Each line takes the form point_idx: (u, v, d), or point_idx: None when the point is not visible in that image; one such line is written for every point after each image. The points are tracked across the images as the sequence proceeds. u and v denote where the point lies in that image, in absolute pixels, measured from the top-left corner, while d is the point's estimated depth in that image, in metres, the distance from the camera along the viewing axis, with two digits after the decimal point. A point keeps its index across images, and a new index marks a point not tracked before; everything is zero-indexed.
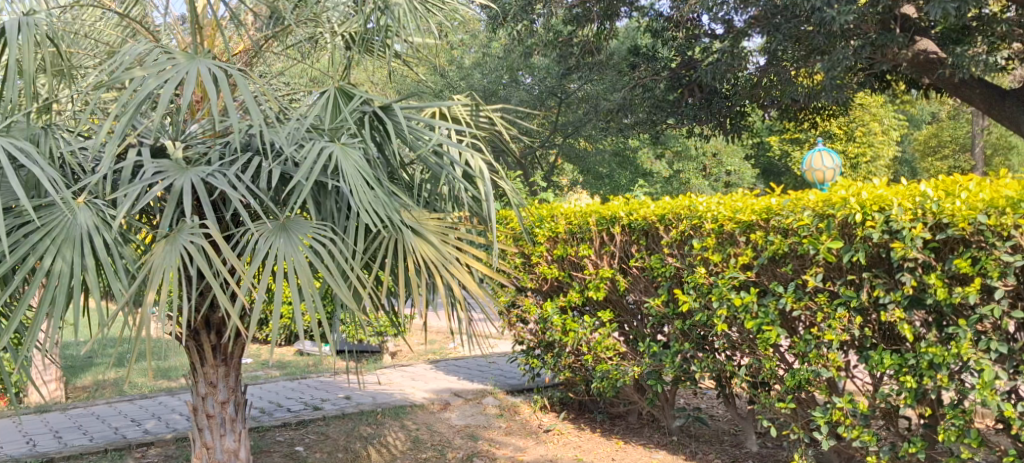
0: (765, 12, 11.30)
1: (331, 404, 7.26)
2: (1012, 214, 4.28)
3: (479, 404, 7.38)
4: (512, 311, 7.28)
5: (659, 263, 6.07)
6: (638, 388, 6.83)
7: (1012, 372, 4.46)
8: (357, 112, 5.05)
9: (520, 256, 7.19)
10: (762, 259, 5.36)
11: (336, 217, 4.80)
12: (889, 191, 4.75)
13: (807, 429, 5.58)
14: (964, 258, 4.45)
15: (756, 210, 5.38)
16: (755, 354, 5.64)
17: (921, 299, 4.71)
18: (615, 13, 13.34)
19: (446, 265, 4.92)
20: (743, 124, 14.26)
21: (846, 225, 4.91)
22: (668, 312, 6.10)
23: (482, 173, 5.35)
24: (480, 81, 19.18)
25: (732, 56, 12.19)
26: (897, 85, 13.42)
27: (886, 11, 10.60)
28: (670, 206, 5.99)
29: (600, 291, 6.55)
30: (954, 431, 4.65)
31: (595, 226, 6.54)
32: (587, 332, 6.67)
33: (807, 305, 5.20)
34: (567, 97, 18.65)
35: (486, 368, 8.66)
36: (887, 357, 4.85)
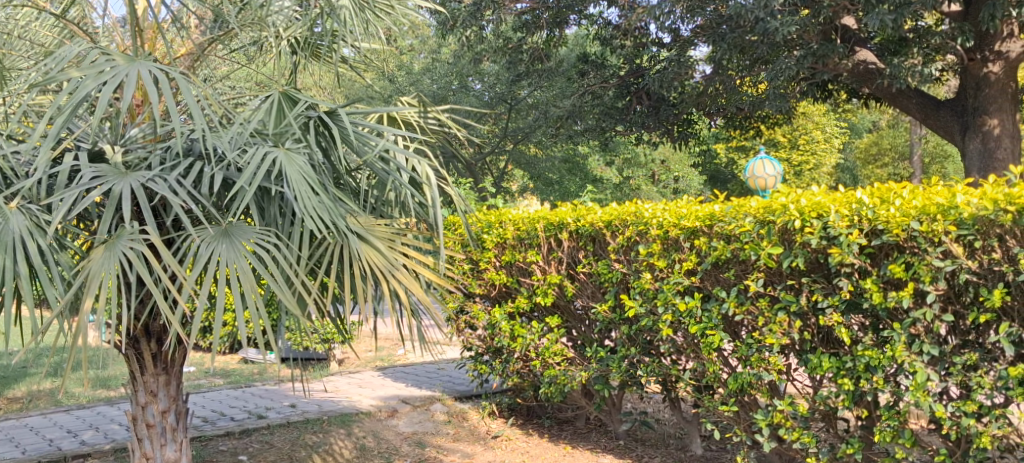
0: (711, 22, 11.65)
1: (275, 412, 7.21)
2: (942, 220, 4.39)
3: (426, 411, 7.38)
4: (460, 317, 7.29)
5: (606, 268, 6.12)
6: (586, 392, 6.89)
7: (944, 374, 4.58)
8: (302, 117, 5.04)
9: (469, 262, 7.19)
10: (706, 264, 5.44)
11: (280, 223, 4.78)
12: (827, 198, 4.86)
13: (750, 432, 5.67)
14: (898, 264, 4.56)
15: (699, 216, 5.47)
16: (699, 358, 5.72)
17: (858, 303, 4.81)
18: (563, 20, 13.44)
19: (392, 271, 4.93)
20: (690, 131, 14.45)
21: (786, 232, 5.02)
22: (615, 317, 6.15)
23: (429, 179, 5.35)
24: (429, 87, 19.18)
25: (679, 64, 12.39)
26: (838, 94, 13.69)
27: (826, 22, 10.82)
28: (617, 213, 6.05)
29: (548, 296, 6.59)
30: (889, 432, 4.77)
31: (543, 232, 6.58)
32: (534, 337, 6.70)
33: (748, 309, 5.29)
34: (516, 103, 18.75)
35: (434, 375, 8.66)
36: (825, 361, 4.95)
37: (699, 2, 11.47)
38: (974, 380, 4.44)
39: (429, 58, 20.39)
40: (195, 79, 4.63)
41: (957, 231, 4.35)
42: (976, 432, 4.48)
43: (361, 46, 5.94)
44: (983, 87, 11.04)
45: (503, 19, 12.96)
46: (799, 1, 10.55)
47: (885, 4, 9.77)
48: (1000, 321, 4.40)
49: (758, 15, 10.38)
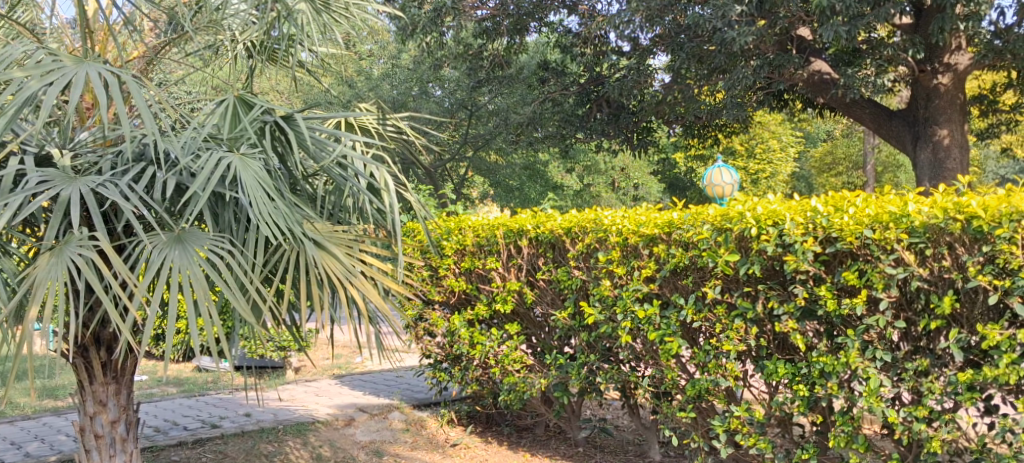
0: (668, 31, 11.81)
1: (229, 421, 7.13)
2: (894, 228, 4.44)
3: (384, 419, 7.33)
4: (419, 325, 7.25)
5: (566, 276, 6.12)
6: (545, 400, 6.88)
7: (896, 379, 4.63)
8: (258, 122, 4.99)
9: (428, 268, 7.16)
10: (664, 272, 5.46)
11: (235, 229, 4.72)
12: (783, 206, 4.91)
13: (708, 438, 5.70)
14: (852, 271, 4.62)
15: (658, 223, 5.50)
16: (657, 365, 5.74)
17: (812, 310, 4.86)
18: (524, 27, 13.45)
19: (350, 278, 4.89)
20: (649, 139, 14.54)
21: (743, 239, 5.06)
22: (574, 324, 6.15)
23: (388, 185, 5.32)
24: (389, 92, 19.12)
25: (638, 72, 12.70)
26: (794, 103, 13.87)
27: (783, 33, 11.01)
28: (576, 220, 6.07)
29: (507, 304, 6.58)
30: (844, 437, 4.83)
31: (502, 239, 6.57)
32: (494, 344, 6.69)
33: (706, 316, 5.32)
34: (477, 110, 18.76)
35: (393, 382, 8.62)
36: (781, 367, 5.00)
37: (658, 11, 11.49)
38: (925, 386, 4.50)
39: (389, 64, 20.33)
40: (147, 83, 4.57)
41: (908, 239, 4.41)
42: (927, 437, 4.54)
43: (318, 50, 5.91)
44: (933, 98, 11.31)
45: (464, 25, 12.97)
46: (756, 12, 10.69)
47: (839, 16, 9.96)
48: (950, 327, 4.46)
49: (716, 25, 10.62)
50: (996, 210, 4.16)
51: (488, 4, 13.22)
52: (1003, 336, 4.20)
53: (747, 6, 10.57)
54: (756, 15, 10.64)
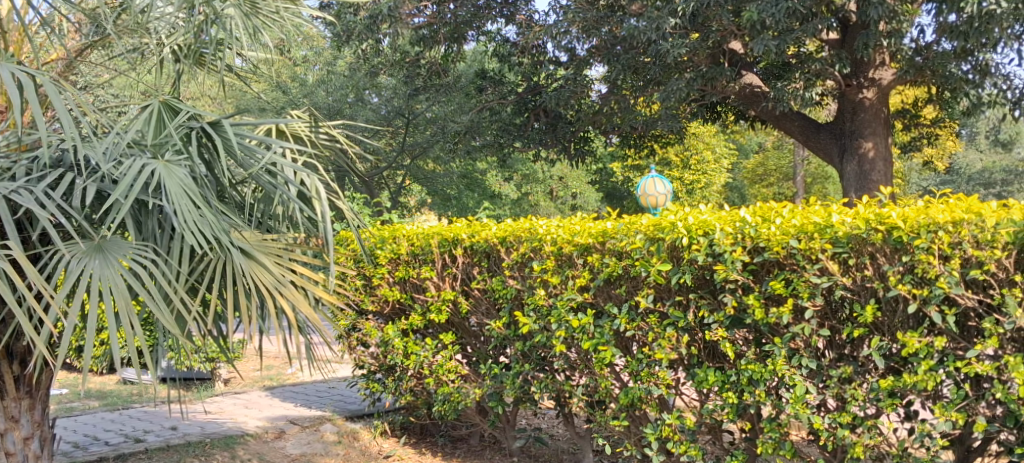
0: (605, 43, 11.97)
1: (154, 435, 6.98)
2: (819, 239, 4.53)
3: (316, 432, 7.24)
4: (352, 335, 7.17)
5: (501, 285, 6.12)
6: (480, 410, 6.85)
7: (821, 387, 4.72)
8: (184, 128, 4.92)
9: (362, 278, 7.09)
10: (598, 281, 5.48)
11: (158, 237, 4.65)
12: (712, 217, 4.98)
13: (640, 446, 5.73)
14: (779, 280, 4.69)
15: (592, 233, 5.53)
16: (591, 374, 5.75)
17: (741, 319, 4.92)
18: (461, 36, 13.44)
19: (279, 288, 4.84)
20: (585, 149, 14.64)
21: (674, 249, 5.11)
22: (509, 333, 6.13)
23: (319, 193, 5.28)
24: (324, 99, 19.03)
25: (575, 83, 12.77)
26: (727, 115, 14.10)
27: (715, 45, 11.22)
28: (511, 229, 6.07)
29: (442, 314, 6.54)
30: (771, 444, 4.89)
31: (437, 248, 6.55)
32: (428, 354, 6.64)
33: (639, 325, 5.34)
34: (415, 118, 18.76)
35: (325, 394, 8.52)
36: (711, 374, 5.05)
37: (594, 23, 11.82)
38: (849, 393, 4.58)
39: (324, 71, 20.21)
40: (66, 86, 4.47)
41: (832, 249, 4.50)
42: (850, 442, 4.62)
43: (248, 55, 5.87)
44: (859, 111, 11.63)
45: (400, 32, 12.80)
46: (689, 25, 10.91)
47: (770, 30, 10.17)
48: (873, 335, 4.55)
49: (650, 37, 10.76)
50: (915, 221, 4.27)
51: (425, 12, 13.19)
52: (921, 344, 4.32)
53: (680, 18, 10.76)
54: (689, 28, 10.89)
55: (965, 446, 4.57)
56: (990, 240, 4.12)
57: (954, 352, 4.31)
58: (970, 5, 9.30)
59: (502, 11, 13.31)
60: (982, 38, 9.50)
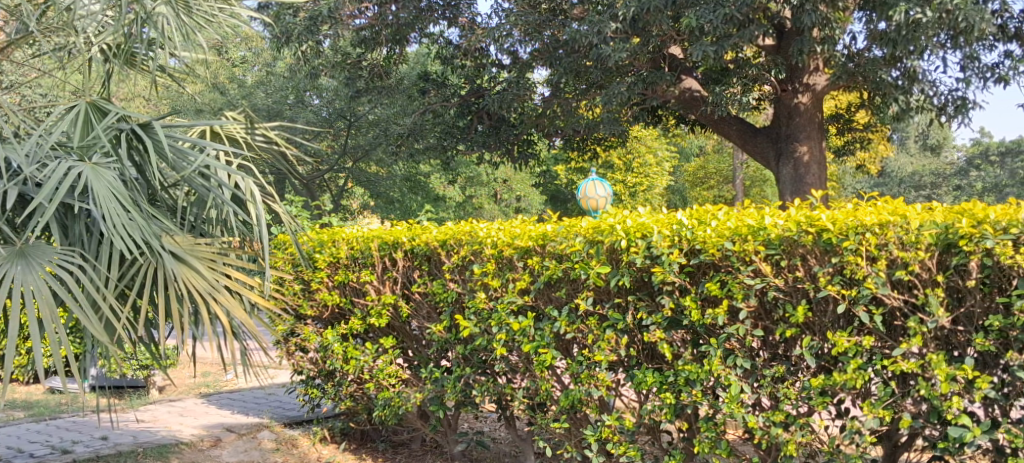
0: (547, 46, 12.02)
1: (83, 446, 6.83)
2: (752, 241, 4.60)
3: (253, 439, 7.14)
4: (290, 340, 7.07)
5: (442, 288, 6.07)
6: (421, 414, 6.81)
7: (756, 386, 4.77)
8: (113, 130, 4.85)
9: (300, 282, 6.98)
10: (539, 284, 5.47)
11: (86, 242, 4.56)
12: (651, 220, 5.03)
13: (581, 448, 5.73)
14: (714, 282, 4.75)
15: (532, 236, 5.52)
16: (532, 377, 5.75)
17: (678, 320, 4.96)
18: (402, 38, 13.39)
19: (212, 294, 4.77)
20: (529, 152, 14.68)
21: (613, 251, 5.13)
22: (450, 337, 6.09)
23: (254, 196, 5.21)
24: (263, 101, 18.92)
25: (517, 86, 12.92)
26: (668, 118, 14.25)
27: (655, 50, 11.45)
28: (452, 232, 6.03)
29: (382, 318, 6.47)
30: (708, 443, 4.94)
31: (377, 251, 6.49)
32: (369, 359, 6.58)
33: (579, 328, 5.34)
34: (357, 120, 18.67)
35: (263, 401, 8.41)
36: (649, 375, 5.07)
37: (536, 26, 11.89)
38: (782, 391, 4.64)
39: (263, 72, 20.03)
40: None
41: (765, 251, 4.57)
42: (783, 440, 4.68)
43: (180, 55, 5.79)
44: (795, 116, 11.91)
45: (341, 34, 12.87)
46: (630, 30, 11.01)
47: (708, 36, 10.32)
48: (804, 335, 4.61)
49: (592, 41, 10.80)
50: (843, 223, 4.35)
51: (366, 13, 13.16)
52: (850, 343, 4.39)
53: (621, 22, 10.77)
54: (630, 32, 10.95)
55: (892, 442, 4.67)
56: (914, 242, 4.20)
57: (881, 351, 4.39)
58: (899, 14, 9.51)
59: (444, 13, 13.28)
60: (910, 46, 9.75)
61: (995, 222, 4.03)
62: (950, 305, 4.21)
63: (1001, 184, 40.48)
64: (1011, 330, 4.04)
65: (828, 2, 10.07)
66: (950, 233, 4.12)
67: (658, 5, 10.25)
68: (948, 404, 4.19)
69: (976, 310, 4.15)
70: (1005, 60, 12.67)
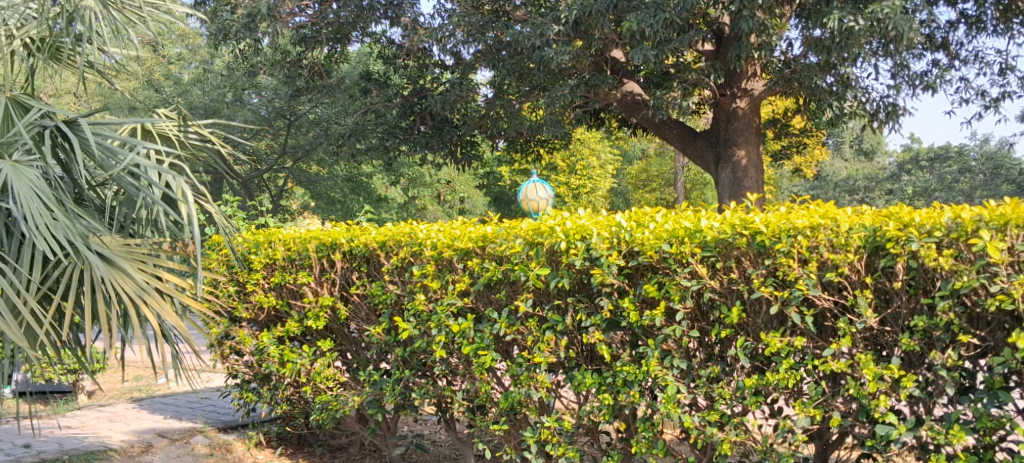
0: (489, 48, 12.01)
1: (6, 454, 6.63)
2: (689, 243, 4.63)
3: (186, 444, 6.98)
4: (225, 343, 6.94)
5: (380, 289, 5.96)
6: (359, 417, 6.72)
7: (692, 386, 4.78)
8: (35, 128, 4.76)
9: (234, 284, 6.86)
10: (478, 285, 5.42)
11: (8, 243, 4.46)
12: (590, 222, 5.02)
13: (520, 450, 5.69)
14: (652, 283, 4.75)
15: (472, 237, 5.46)
16: (471, 379, 5.69)
17: (617, 322, 4.95)
18: (344, 37, 13.29)
19: (141, 296, 4.66)
20: (472, 153, 14.64)
21: (553, 253, 5.11)
22: (388, 340, 5.99)
23: (185, 195, 5.11)
24: (200, 99, 18.61)
25: (461, 87, 12.84)
26: (610, 121, 14.32)
27: (597, 54, 11.48)
28: (391, 233, 5.94)
29: (320, 320, 6.35)
30: (645, 443, 4.94)
31: (315, 253, 6.36)
32: (306, 362, 6.46)
33: (519, 329, 5.30)
34: (297, 120, 18.44)
35: (197, 405, 8.24)
36: (588, 377, 5.05)
37: (478, 28, 11.87)
38: (716, 391, 4.67)
39: (200, 70, 19.70)
40: None
41: (701, 253, 4.60)
42: (718, 439, 4.70)
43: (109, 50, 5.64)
44: (733, 120, 12.06)
45: (280, 32, 12.60)
46: (572, 33, 11.02)
47: (648, 41, 10.38)
48: (738, 336, 4.63)
49: (535, 43, 10.88)
50: (776, 226, 4.39)
51: (306, 12, 13.03)
52: (783, 344, 4.43)
53: (563, 26, 10.91)
54: (572, 35, 10.99)
55: (823, 440, 4.71)
56: (844, 244, 4.24)
57: (813, 351, 4.43)
58: (832, 21, 9.67)
59: (386, 12, 12.97)
60: (844, 53, 9.89)
61: (920, 225, 4.09)
62: (877, 305, 4.26)
63: (931, 188, 41.57)
64: (934, 331, 4.10)
65: (764, 8, 10.19)
66: (878, 236, 4.18)
67: (599, 8, 10.46)
68: (876, 403, 4.25)
69: (902, 310, 4.19)
70: (934, 68, 12.96)
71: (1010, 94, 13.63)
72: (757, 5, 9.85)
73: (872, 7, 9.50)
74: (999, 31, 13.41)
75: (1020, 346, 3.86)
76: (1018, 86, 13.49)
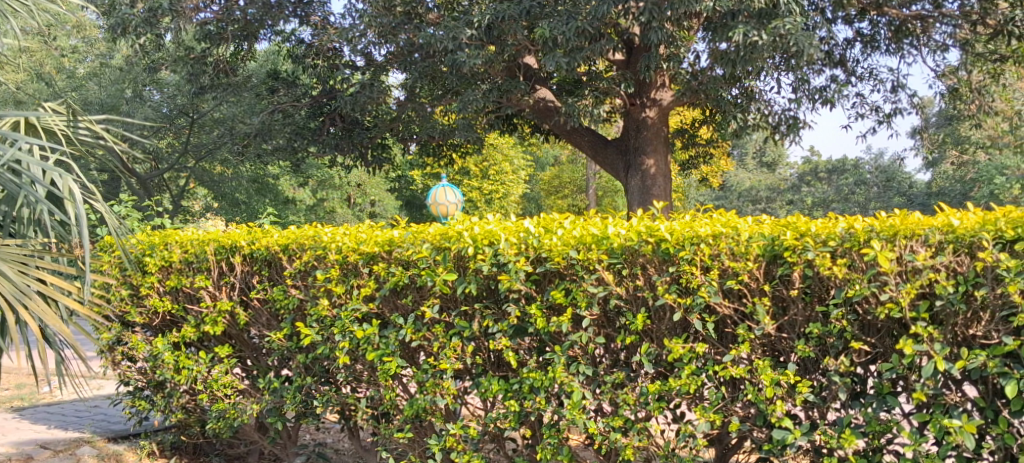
0: (402, 50, 11.97)
1: None
2: (596, 249, 4.58)
3: (71, 456, 6.65)
4: (116, 349, 6.61)
5: (282, 294, 5.73)
6: (259, 426, 6.49)
7: (598, 393, 4.72)
8: None
9: (127, 287, 6.54)
10: (383, 290, 5.26)
11: None
12: (498, 227, 4.94)
13: (424, 458, 5.53)
14: (559, 289, 4.68)
15: (378, 241, 5.31)
16: (376, 386, 5.53)
17: (524, 328, 4.87)
18: (251, 34, 13.00)
19: (20, 299, 4.40)
20: (383, 156, 14.44)
21: (461, 258, 5.01)
22: (289, 346, 5.78)
23: (71, 194, 4.84)
24: (97, 94, 18.10)
25: (371, 89, 12.47)
26: (522, 127, 14.30)
27: (511, 60, 11.45)
28: (294, 236, 5.74)
29: (217, 326, 6.08)
30: (550, 449, 4.87)
31: (213, 255, 6.12)
32: (202, 368, 6.21)
33: (425, 336, 5.17)
34: (201, 118, 18.03)
35: (85, 414, 7.90)
36: (494, 384, 4.96)
37: (390, 29, 11.68)
38: (621, 397, 4.61)
39: (98, 65, 19.13)
40: None
41: (608, 260, 4.55)
42: (622, 446, 4.66)
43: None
44: (643, 129, 12.20)
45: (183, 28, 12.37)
46: (486, 38, 10.96)
47: (560, 49, 10.39)
48: (643, 342, 4.60)
49: (447, 46, 10.79)
50: (680, 234, 4.40)
51: (212, 8, 12.76)
52: (685, 350, 4.40)
53: (476, 30, 10.85)
54: (485, 40, 10.93)
55: (723, 444, 4.70)
56: (744, 252, 4.26)
57: (714, 357, 4.42)
58: (737, 35, 9.75)
59: (295, 10, 12.74)
60: (748, 66, 10.04)
61: (815, 235, 4.14)
62: (774, 313, 4.27)
63: (829, 200, 42.89)
64: (828, 337, 4.13)
65: (673, 20, 10.26)
66: (776, 245, 4.20)
67: (512, 14, 10.54)
68: (773, 407, 4.26)
69: (799, 318, 4.20)
70: (831, 84, 13.27)
71: (902, 110, 14.05)
72: (666, 16, 9.91)
73: (775, 22, 9.70)
74: (891, 50, 13.81)
75: (907, 353, 3.91)
76: (909, 103, 13.92)
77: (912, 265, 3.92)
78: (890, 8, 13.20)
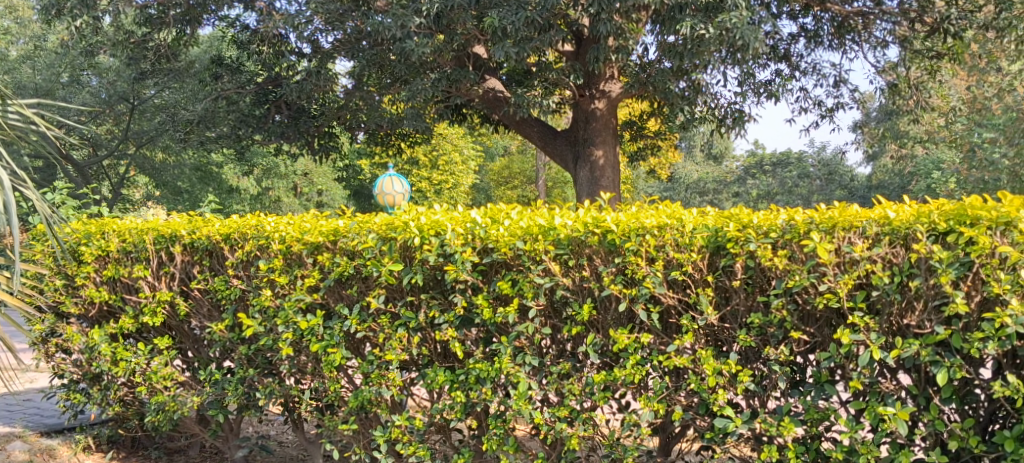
0: (348, 37, 11.89)
1: None
2: (542, 240, 4.54)
3: (2, 452, 6.43)
4: (50, 341, 6.41)
5: (224, 285, 5.61)
6: (200, 419, 6.34)
7: (545, 384, 4.68)
8: None
9: (62, 277, 6.36)
10: (328, 281, 5.16)
11: None
12: (444, 218, 4.88)
13: (369, 450, 5.43)
14: (505, 280, 4.64)
15: (323, 231, 5.21)
16: (320, 377, 5.43)
17: (470, 319, 4.82)
18: (194, 19, 12.78)
19: None
20: (330, 145, 14.27)
21: (407, 248, 4.94)
22: (231, 337, 5.66)
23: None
24: (32, 78, 17.80)
25: (318, 77, 12.25)
26: (471, 117, 14.23)
27: (459, 49, 11.35)
28: (236, 225, 5.62)
29: (156, 316, 5.94)
30: (496, 440, 4.82)
31: (152, 245, 5.97)
32: (141, 360, 6.06)
33: (370, 326, 5.09)
34: (141, 104, 17.69)
35: (17, 408, 7.68)
36: (440, 375, 4.90)
37: (338, 16, 11.50)
38: (567, 387, 4.58)
39: (32, 49, 18.85)
40: None
41: (554, 250, 4.51)
42: (567, 435, 4.62)
43: None
44: (591, 121, 12.19)
45: (120, 10, 12.26)
46: (435, 26, 10.85)
47: (509, 38, 10.31)
48: (588, 333, 4.57)
49: (395, 35, 10.63)
50: (625, 225, 4.38)
51: None
52: (630, 340, 4.39)
53: (424, 18, 10.72)
54: (433, 29, 10.82)
55: (666, 433, 4.68)
56: (688, 244, 4.26)
57: (658, 347, 4.41)
58: (685, 28, 9.84)
59: None
60: (696, 59, 10.09)
61: (757, 226, 4.15)
62: (717, 303, 4.27)
63: (773, 192, 43.51)
64: (769, 327, 4.15)
65: (622, 12, 10.17)
66: (720, 236, 4.21)
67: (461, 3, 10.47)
68: (715, 396, 4.26)
69: (741, 308, 4.22)
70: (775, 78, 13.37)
71: (844, 105, 14.21)
72: (615, 8, 9.88)
73: (721, 16, 9.72)
74: (834, 45, 13.96)
75: (845, 342, 3.94)
76: (851, 98, 14.08)
77: (850, 257, 3.94)
78: (833, 4, 13.34)
